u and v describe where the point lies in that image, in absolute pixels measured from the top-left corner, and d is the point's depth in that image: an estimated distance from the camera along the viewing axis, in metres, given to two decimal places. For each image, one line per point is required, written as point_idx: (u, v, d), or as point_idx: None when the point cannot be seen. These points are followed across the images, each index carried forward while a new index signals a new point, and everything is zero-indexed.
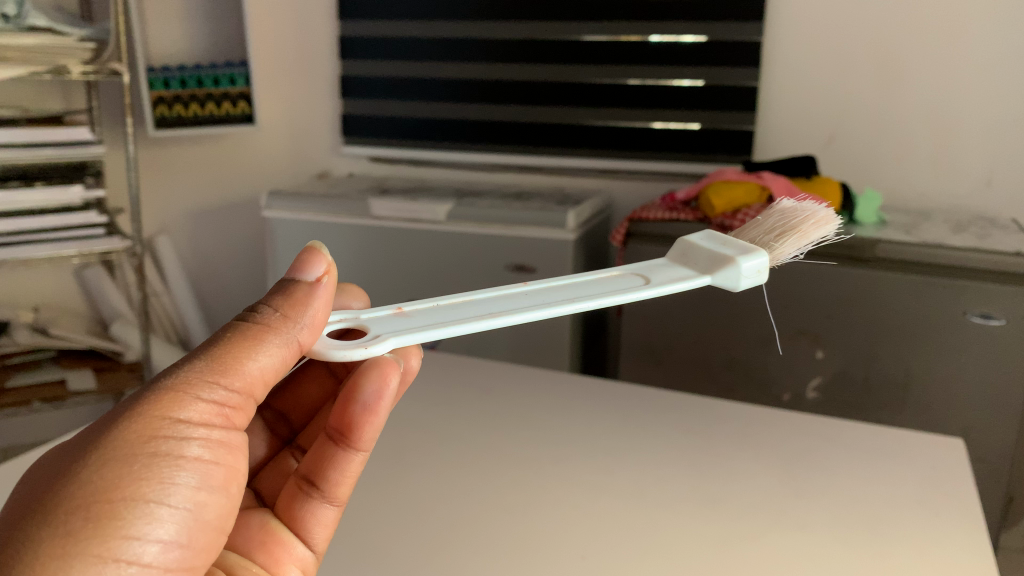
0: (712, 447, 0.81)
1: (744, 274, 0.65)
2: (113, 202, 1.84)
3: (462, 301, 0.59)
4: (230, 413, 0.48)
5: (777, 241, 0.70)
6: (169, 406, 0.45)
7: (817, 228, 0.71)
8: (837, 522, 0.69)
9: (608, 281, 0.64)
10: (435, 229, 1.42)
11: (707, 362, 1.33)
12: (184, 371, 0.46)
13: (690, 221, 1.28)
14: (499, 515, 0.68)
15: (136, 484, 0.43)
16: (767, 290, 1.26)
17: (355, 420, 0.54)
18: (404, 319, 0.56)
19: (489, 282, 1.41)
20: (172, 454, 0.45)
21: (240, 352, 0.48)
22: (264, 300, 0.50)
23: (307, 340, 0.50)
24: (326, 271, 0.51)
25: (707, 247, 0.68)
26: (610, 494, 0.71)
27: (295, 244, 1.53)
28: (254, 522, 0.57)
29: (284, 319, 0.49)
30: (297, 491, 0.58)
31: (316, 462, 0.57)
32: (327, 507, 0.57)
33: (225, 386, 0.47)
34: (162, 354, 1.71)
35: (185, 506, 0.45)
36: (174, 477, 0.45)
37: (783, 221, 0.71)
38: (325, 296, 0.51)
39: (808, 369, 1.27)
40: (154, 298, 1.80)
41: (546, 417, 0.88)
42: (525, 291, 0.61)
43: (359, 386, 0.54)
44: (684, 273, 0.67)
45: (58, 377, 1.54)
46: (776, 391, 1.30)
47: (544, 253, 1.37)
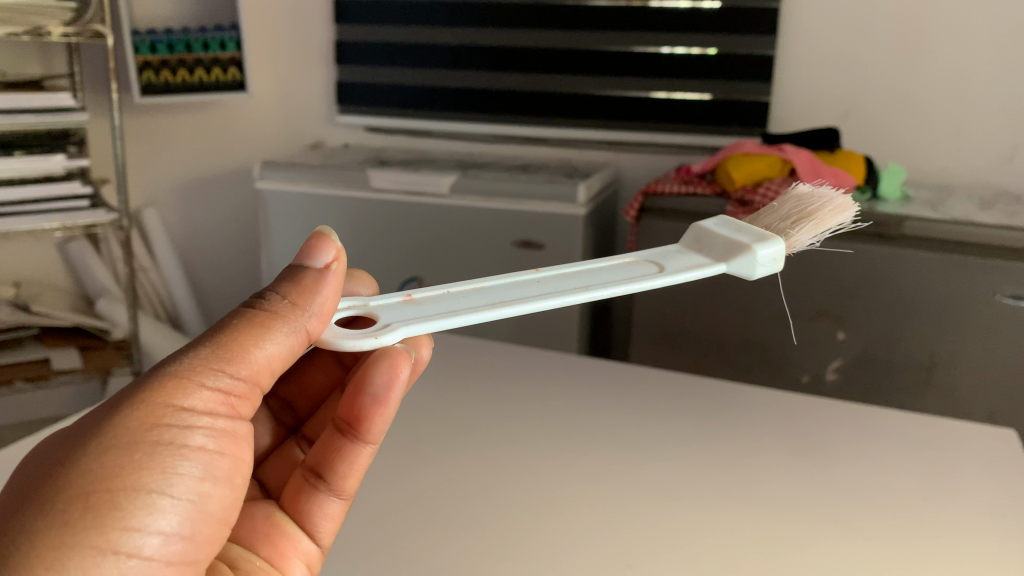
0: (747, 439, 0.76)
1: (760, 263, 0.59)
2: (97, 173, 1.77)
3: (473, 287, 0.53)
4: (236, 402, 0.42)
5: (793, 228, 0.64)
6: (172, 392, 0.40)
7: (835, 216, 0.65)
8: (897, 522, 0.63)
9: (625, 267, 0.58)
10: (436, 203, 1.36)
11: (723, 344, 1.28)
12: (188, 356, 0.41)
13: (707, 195, 1.23)
14: (531, 516, 0.62)
15: (137, 474, 0.38)
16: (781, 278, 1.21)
17: (364, 412, 0.48)
18: (413, 307, 0.49)
19: (494, 258, 1.35)
20: (176, 443, 0.39)
21: (246, 338, 0.42)
22: (274, 283, 0.44)
23: (315, 329, 0.44)
24: (336, 258, 0.44)
25: (724, 233, 0.62)
26: (647, 492, 0.66)
27: (290, 217, 1.46)
28: (258, 513, 0.52)
29: (294, 307, 0.43)
30: (302, 482, 0.52)
31: (323, 453, 0.51)
32: (334, 500, 0.51)
33: (233, 372, 0.41)
34: (151, 333, 1.64)
35: (188, 497, 0.40)
36: (177, 467, 0.39)
37: (800, 207, 0.65)
38: (334, 285, 0.44)
39: (828, 351, 1.22)
40: (142, 272, 1.72)
41: (567, 405, 0.82)
42: (537, 279, 0.54)
43: (369, 376, 0.48)
44: (699, 260, 0.61)
45: (42, 356, 1.47)
46: (794, 373, 1.25)
47: (553, 229, 1.31)
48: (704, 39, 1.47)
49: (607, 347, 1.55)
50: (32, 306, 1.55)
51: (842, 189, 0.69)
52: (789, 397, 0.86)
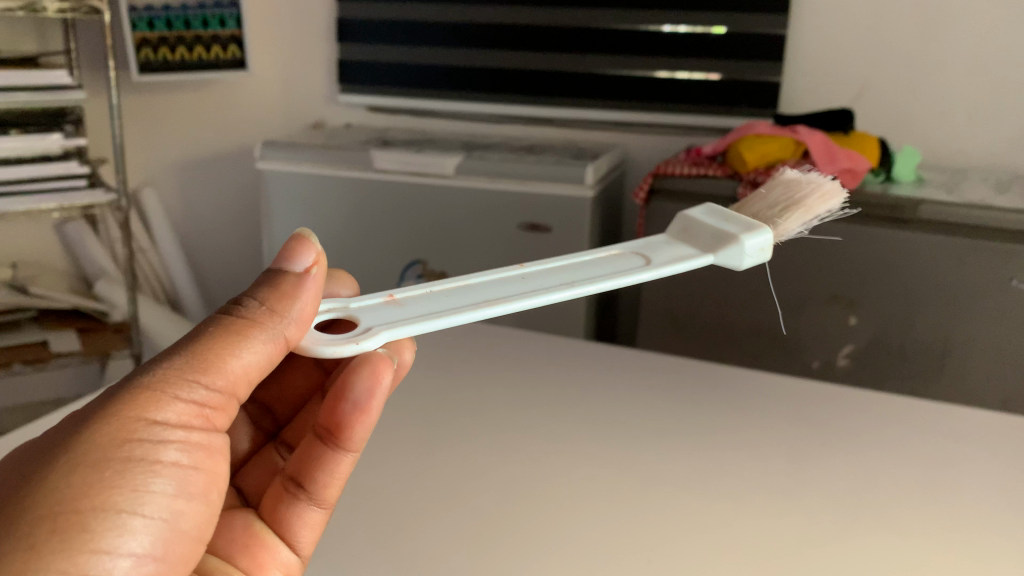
0: (764, 428, 0.74)
1: (747, 254, 0.58)
2: (95, 152, 1.74)
3: (458, 285, 0.53)
4: (211, 413, 0.45)
5: (781, 217, 0.62)
6: (145, 406, 0.43)
7: (824, 202, 0.64)
8: (927, 515, 0.61)
9: (610, 260, 0.57)
10: (441, 184, 1.33)
11: (732, 329, 1.25)
12: (162, 369, 0.44)
13: (718, 177, 1.20)
14: (545, 506, 0.59)
15: (108, 491, 0.40)
16: (790, 269, 1.19)
17: (345, 421, 0.51)
18: (396, 309, 0.50)
19: (500, 241, 1.33)
20: (147, 458, 0.42)
21: (222, 348, 0.45)
22: (248, 294, 0.48)
23: (294, 336, 0.47)
24: (315, 262, 0.48)
25: (711, 223, 0.61)
26: (665, 482, 0.63)
27: (292, 198, 1.43)
28: (237, 524, 0.53)
29: (271, 313, 0.47)
30: (282, 491, 0.54)
31: (304, 462, 0.53)
32: (314, 508, 0.53)
33: (206, 384, 0.45)
34: (151, 314, 1.62)
35: (161, 514, 0.43)
36: (149, 484, 0.42)
37: (787, 196, 0.64)
38: (312, 289, 0.48)
39: (840, 336, 1.20)
40: (140, 253, 1.69)
41: (579, 391, 0.80)
42: (522, 276, 0.54)
43: (348, 386, 0.51)
44: (685, 252, 0.60)
45: (40, 338, 1.45)
46: (805, 358, 1.23)
47: (560, 211, 1.28)
48: (714, 17, 1.44)
49: (613, 333, 1.53)
50: (29, 288, 1.53)
51: (831, 177, 0.68)
52: (807, 384, 0.84)
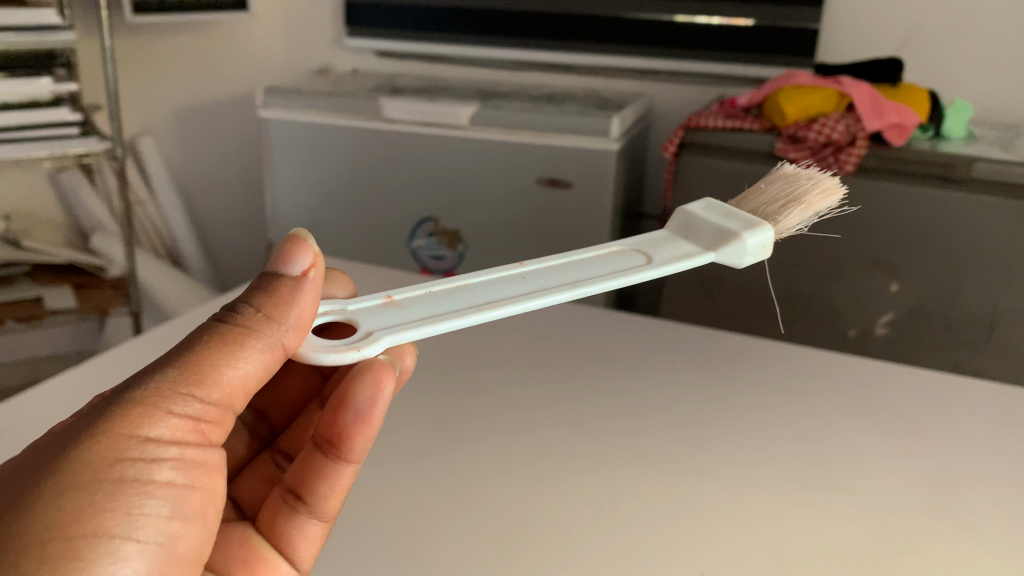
0: (818, 414, 0.66)
1: (748, 251, 0.58)
2: (89, 99, 1.65)
3: (457, 285, 0.53)
4: (205, 428, 0.43)
5: (781, 213, 0.62)
6: (136, 423, 0.41)
7: (825, 198, 0.62)
8: (1010, 517, 0.54)
9: (611, 258, 0.58)
10: (455, 135, 1.25)
11: (765, 294, 1.17)
12: (154, 381, 0.42)
13: (755, 131, 1.13)
14: (580, 510, 0.53)
15: (99, 516, 0.39)
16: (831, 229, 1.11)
17: (347, 430, 0.47)
18: (396, 311, 0.50)
19: (518, 197, 1.25)
20: (140, 479, 0.41)
21: (217, 359, 0.43)
22: (244, 300, 0.46)
23: (292, 343, 0.46)
24: (313, 264, 0.46)
25: (712, 219, 0.61)
26: (712, 478, 0.57)
27: (296, 149, 1.35)
28: (234, 535, 0.50)
29: (266, 320, 0.45)
30: (282, 503, 0.50)
31: (302, 473, 0.49)
32: (314, 521, 0.49)
33: (200, 399, 0.43)
34: (150, 269, 1.55)
35: (155, 538, 0.41)
36: (142, 504, 0.41)
37: (788, 190, 0.63)
38: (311, 292, 0.46)
39: (881, 303, 1.12)
40: (138, 206, 1.60)
41: (607, 369, 0.72)
42: (522, 275, 0.54)
43: (350, 394, 0.47)
44: (685, 249, 0.60)
45: (33, 294, 1.38)
46: (842, 326, 1.16)
47: (583, 166, 1.20)
48: None
49: (634, 296, 1.46)
50: (24, 241, 1.46)
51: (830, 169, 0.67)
52: (860, 359, 0.76)
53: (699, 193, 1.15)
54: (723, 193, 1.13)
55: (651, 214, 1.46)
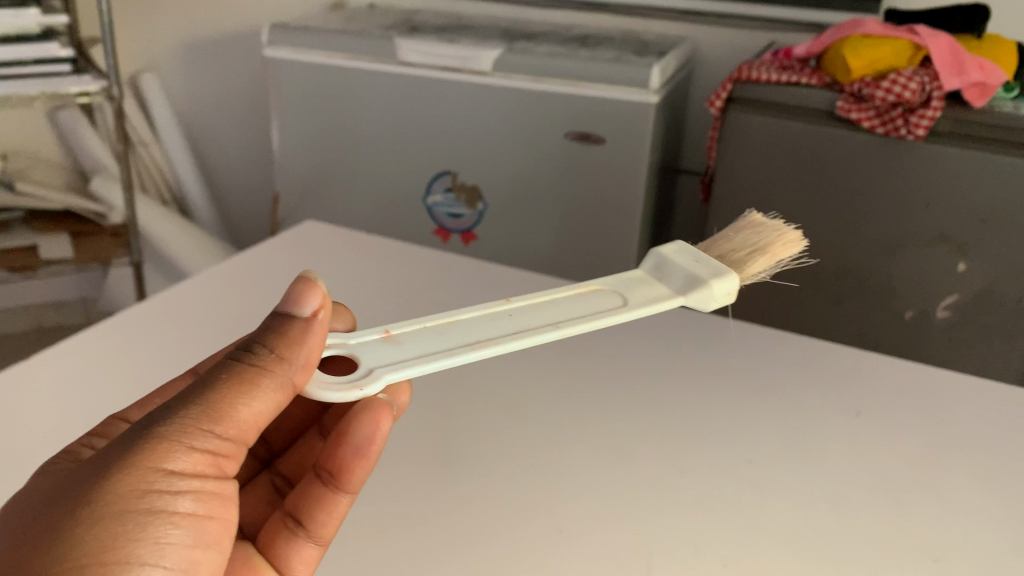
0: (888, 453, 0.57)
1: (715, 299, 0.56)
2: (88, 30, 1.55)
3: (447, 321, 0.52)
4: (225, 460, 0.43)
5: (748, 260, 0.59)
6: (163, 454, 0.40)
7: (790, 248, 0.60)
8: None
9: (585, 298, 0.56)
10: (475, 82, 1.13)
11: (814, 270, 1.06)
12: (177, 412, 0.41)
13: (813, 86, 1.02)
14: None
15: (130, 545, 0.38)
16: (895, 201, 0.99)
17: (347, 463, 0.46)
18: (397, 346, 0.49)
19: (543, 154, 1.14)
20: (165, 509, 0.40)
21: (237, 394, 0.42)
22: (256, 338, 0.45)
23: (302, 380, 0.44)
24: (321, 306, 0.45)
25: (683, 263, 0.58)
26: (757, 532, 0.48)
27: (302, 93, 1.25)
28: (234, 556, 0.48)
29: (280, 359, 0.44)
30: (280, 525, 0.48)
31: (299, 500, 0.47)
32: (311, 544, 0.47)
33: (219, 434, 0.41)
34: (153, 215, 1.46)
35: (179, 567, 0.41)
36: (165, 536, 0.40)
37: (755, 237, 0.61)
38: (320, 332, 0.45)
39: (943, 283, 1.00)
40: (142, 147, 1.53)
41: (635, 391, 0.63)
42: (506, 313, 0.53)
43: (351, 428, 0.46)
44: (659, 292, 0.58)
45: (29, 242, 1.31)
46: (897, 307, 1.04)
47: (619, 122, 1.08)
48: None
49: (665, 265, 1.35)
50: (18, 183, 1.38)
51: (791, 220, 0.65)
52: (933, 376, 0.66)
53: (748, 153, 1.05)
54: (775, 156, 1.03)
55: (688, 171, 1.33)
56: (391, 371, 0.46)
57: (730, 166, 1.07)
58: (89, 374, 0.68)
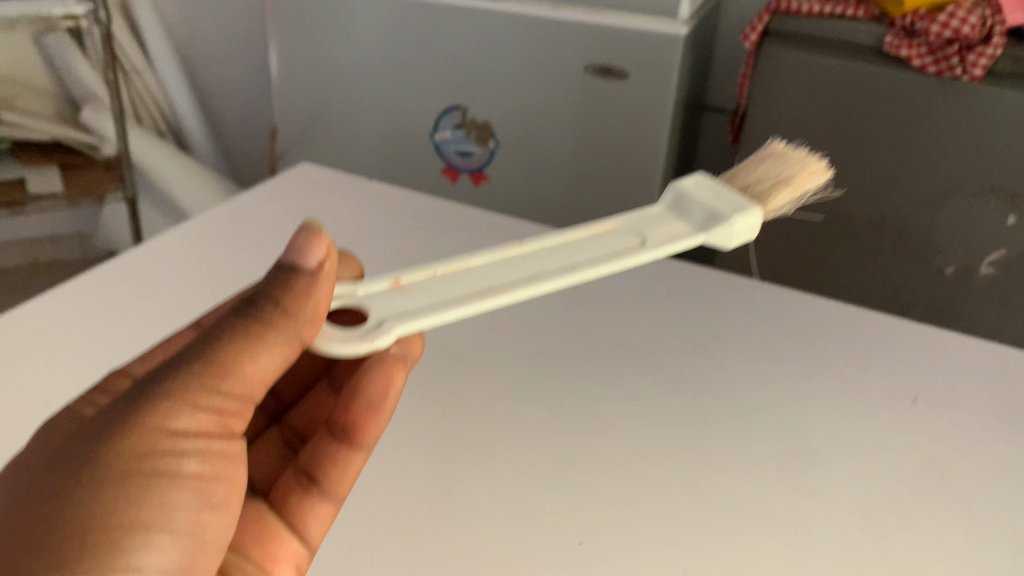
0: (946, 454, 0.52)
1: (736, 235, 0.53)
2: None
3: (458, 266, 0.49)
4: (229, 420, 0.42)
5: (770, 192, 0.56)
6: (162, 416, 0.39)
7: (813, 179, 0.56)
8: None
9: (600, 239, 0.52)
10: (489, 7, 1.04)
11: (851, 219, 0.99)
12: (176, 373, 0.40)
13: (858, 20, 0.95)
14: None
15: (133, 508, 0.38)
16: (944, 147, 0.90)
17: (359, 419, 0.48)
18: (405, 295, 0.47)
19: (560, 88, 1.05)
20: (167, 471, 0.40)
21: (238, 353, 0.41)
22: (260, 290, 0.43)
23: (310, 337, 0.42)
24: (326, 258, 0.43)
25: (704, 197, 0.55)
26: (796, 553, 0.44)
27: (303, 16, 1.16)
28: (248, 515, 0.48)
29: (285, 315, 0.42)
30: (294, 483, 0.50)
31: (315, 457, 0.49)
32: (327, 501, 0.47)
33: (223, 391, 0.41)
34: (146, 147, 1.38)
35: (186, 528, 0.40)
36: (171, 497, 0.40)
37: (778, 169, 0.57)
38: (325, 287, 0.43)
39: (990, 238, 0.93)
40: (134, 76, 1.42)
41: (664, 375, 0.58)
42: (521, 258, 0.50)
43: (360, 388, 0.48)
44: (678, 230, 0.54)
45: (16, 176, 1.24)
46: (938, 262, 0.97)
47: (645, 55, 0.99)
48: None
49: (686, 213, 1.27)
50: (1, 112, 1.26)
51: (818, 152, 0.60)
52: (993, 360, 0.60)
53: (783, 92, 0.97)
54: (812, 95, 0.95)
55: (714, 108, 1.25)
56: (400, 325, 0.44)
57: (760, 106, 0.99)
58: (70, 325, 0.63)
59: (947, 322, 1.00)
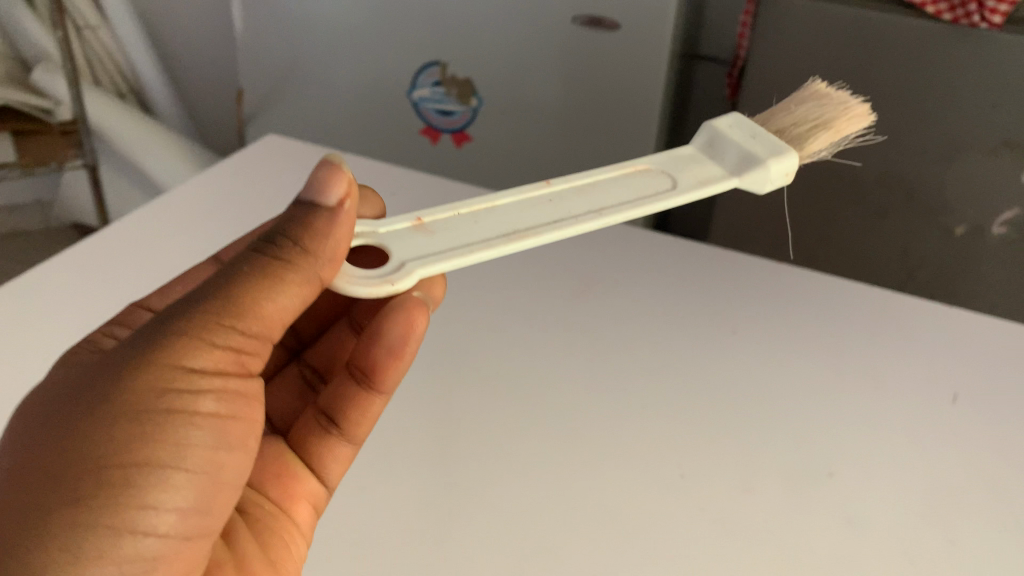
0: (945, 518, 0.50)
1: (771, 178, 0.52)
2: None
3: (484, 205, 0.50)
4: (246, 359, 0.41)
5: (807, 137, 0.54)
6: (179, 353, 0.38)
7: (854, 124, 0.54)
8: None
9: (629, 179, 0.52)
10: None
11: (857, 178, 0.94)
12: (192, 310, 0.39)
13: None
14: None
15: (149, 446, 0.37)
16: (956, 106, 0.85)
17: (379, 364, 0.49)
18: (427, 236, 0.47)
19: (546, 43, 0.98)
20: (185, 410, 0.39)
21: (256, 290, 0.40)
22: (279, 227, 0.42)
23: (329, 275, 0.42)
24: (348, 195, 0.42)
25: (738, 138, 0.53)
26: None
27: None
28: (268, 452, 0.52)
29: (304, 253, 0.41)
30: (313, 423, 0.52)
31: (334, 398, 0.51)
32: (346, 444, 0.51)
33: (241, 330, 0.40)
34: (103, 108, 1.29)
35: (202, 469, 0.39)
36: (188, 438, 0.39)
37: (818, 112, 0.55)
38: (346, 224, 0.42)
39: (1002, 196, 0.88)
40: (88, 32, 1.29)
41: (652, 431, 0.55)
42: (548, 198, 0.50)
43: (381, 331, 0.48)
44: (710, 173, 0.54)
45: None
46: (946, 222, 0.92)
47: (636, 6, 0.92)
48: None
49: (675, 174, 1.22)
50: None
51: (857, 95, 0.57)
52: (995, 400, 0.58)
53: (786, 45, 0.90)
54: (818, 48, 0.89)
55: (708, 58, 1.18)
56: (422, 267, 0.45)
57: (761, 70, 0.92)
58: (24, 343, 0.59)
59: (952, 291, 0.96)
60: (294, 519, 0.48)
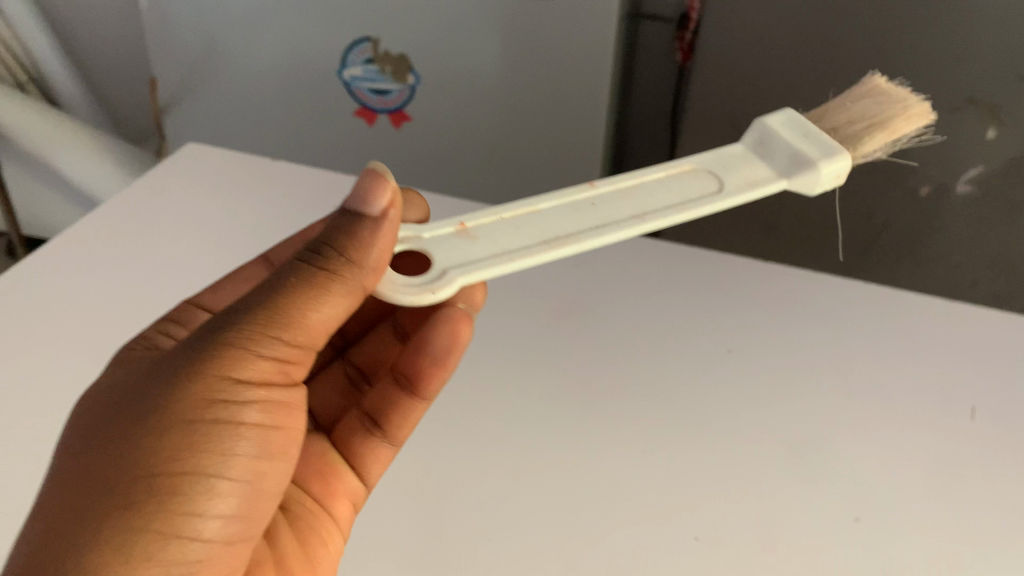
0: (955, 535, 0.45)
1: (822, 181, 0.48)
2: None
3: (525, 210, 0.46)
4: (292, 369, 0.40)
5: (860, 138, 0.49)
6: (226, 363, 0.37)
7: (912, 124, 0.49)
8: None
9: (674, 179, 0.48)
10: None
11: None
12: (241, 319, 0.38)
13: None
14: None
15: (196, 455, 0.37)
16: (920, 66, 0.77)
17: (425, 370, 0.49)
18: (468, 241, 0.44)
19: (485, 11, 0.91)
20: (230, 420, 0.38)
21: (301, 300, 0.38)
22: (322, 236, 0.40)
23: (372, 284, 0.40)
24: (390, 203, 0.40)
25: (789, 137, 0.49)
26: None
27: None
28: (312, 450, 0.51)
29: (350, 264, 0.39)
30: (357, 426, 0.52)
31: (380, 400, 0.51)
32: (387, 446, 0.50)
33: (288, 342, 0.39)
34: None
35: (246, 478, 0.39)
36: (232, 447, 0.38)
37: (870, 113, 0.50)
38: (389, 233, 0.40)
39: (967, 154, 0.82)
40: None
41: (636, 451, 0.50)
42: (591, 202, 0.46)
43: (429, 336, 0.49)
44: (758, 173, 0.50)
45: None
46: (909, 184, 0.86)
47: None
48: None
49: (627, 139, 1.16)
50: None
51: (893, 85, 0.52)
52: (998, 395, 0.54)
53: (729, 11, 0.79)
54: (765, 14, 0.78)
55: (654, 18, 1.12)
56: (464, 274, 0.42)
57: (712, 50, 0.82)
58: None
59: (915, 255, 0.91)
60: (333, 516, 0.46)
